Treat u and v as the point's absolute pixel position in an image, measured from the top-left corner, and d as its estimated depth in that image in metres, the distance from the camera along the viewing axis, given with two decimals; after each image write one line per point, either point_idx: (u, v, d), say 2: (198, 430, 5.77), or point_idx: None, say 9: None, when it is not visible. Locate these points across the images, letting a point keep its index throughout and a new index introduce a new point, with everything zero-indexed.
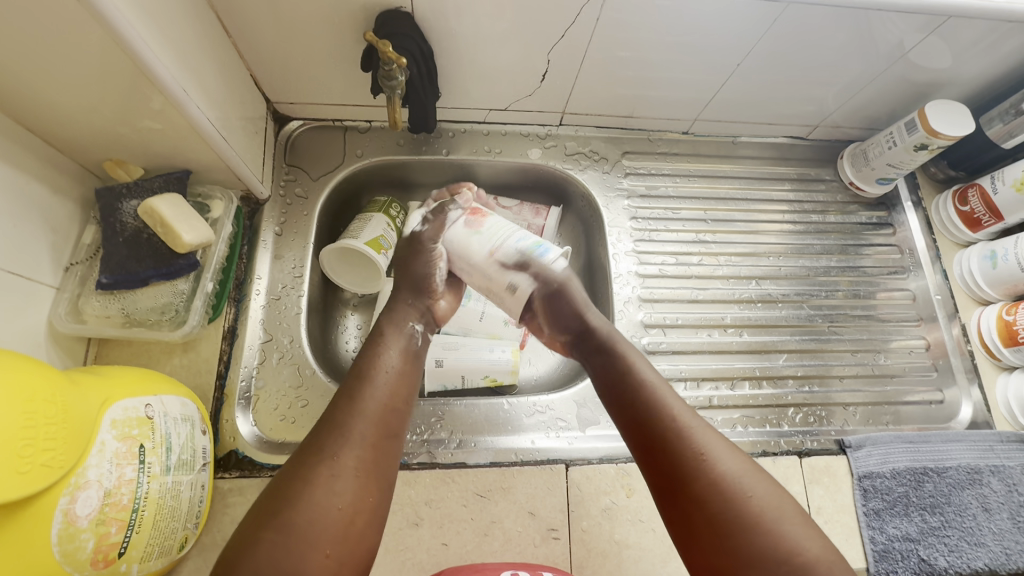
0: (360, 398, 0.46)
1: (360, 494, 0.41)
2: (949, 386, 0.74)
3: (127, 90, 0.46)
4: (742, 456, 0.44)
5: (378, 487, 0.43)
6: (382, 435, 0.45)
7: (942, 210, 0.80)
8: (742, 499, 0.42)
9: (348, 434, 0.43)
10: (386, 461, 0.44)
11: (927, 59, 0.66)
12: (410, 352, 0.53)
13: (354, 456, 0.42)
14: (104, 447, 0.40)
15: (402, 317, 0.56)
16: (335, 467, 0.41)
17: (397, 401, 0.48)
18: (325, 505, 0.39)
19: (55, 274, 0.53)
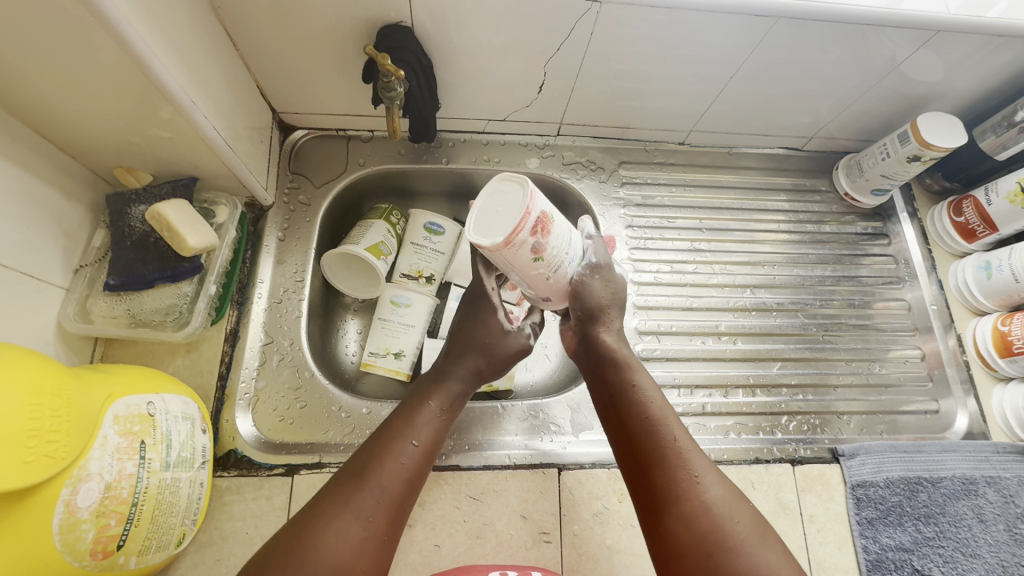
0: (400, 458, 0.47)
1: (380, 556, 0.43)
2: (945, 396, 0.74)
3: (137, 99, 0.48)
4: (727, 484, 0.46)
5: (392, 548, 0.45)
6: (409, 502, 0.47)
7: (937, 221, 0.81)
8: (700, 493, 0.45)
9: (382, 494, 0.45)
10: (402, 521, 0.46)
11: (919, 72, 0.67)
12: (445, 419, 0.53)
13: (382, 518, 0.44)
14: (106, 441, 0.41)
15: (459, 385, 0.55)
16: (366, 526, 0.43)
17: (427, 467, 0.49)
18: (348, 557, 0.41)
19: (65, 276, 0.55)
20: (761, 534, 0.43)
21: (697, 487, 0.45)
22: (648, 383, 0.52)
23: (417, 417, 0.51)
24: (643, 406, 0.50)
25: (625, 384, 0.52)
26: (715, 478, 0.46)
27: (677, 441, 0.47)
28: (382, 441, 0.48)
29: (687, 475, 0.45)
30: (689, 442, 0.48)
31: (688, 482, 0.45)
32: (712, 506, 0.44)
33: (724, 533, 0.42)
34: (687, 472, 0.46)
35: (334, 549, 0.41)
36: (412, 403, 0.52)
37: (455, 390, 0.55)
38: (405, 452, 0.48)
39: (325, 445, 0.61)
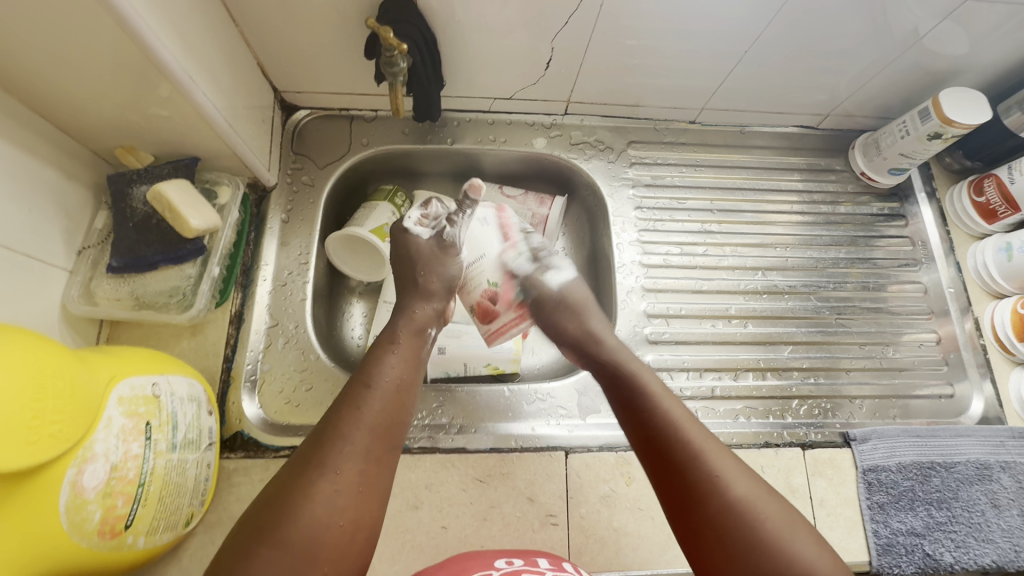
0: (365, 405, 0.47)
1: (361, 508, 0.43)
2: (960, 380, 0.73)
3: (136, 76, 0.47)
4: (753, 480, 0.45)
5: (380, 499, 0.45)
6: (384, 450, 0.46)
7: (957, 200, 0.78)
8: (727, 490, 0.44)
9: (349, 445, 0.44)
10: (388, 472, 0.46)
11: (943, 44, 0.65)
12: (415, 358, 0.53)
13: (354, 471, 0.43)
14: (111, 422, 0.41)
15: (422, 322, 0.56)
16: (336, 480, 0.43)
17: (399, 411, 0.49)
18: (325, 519, 0.41)
19: (68, 257, 0.54)
20: (791, 532, 0.42)
21: (720, 486, 0.44)
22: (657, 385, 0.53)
23: (377, 365, 0.50)
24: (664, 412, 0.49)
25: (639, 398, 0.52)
26: (734, 466, 0.45)
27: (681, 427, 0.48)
28: (343, 395, 0.48)
29: (707, 472, 0.45)
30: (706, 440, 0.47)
31: (709, 479, 0.44)
32: (741, 505, 0.43)
33: (755, 531, 0.41)
34: (709, 470, 0.45)
35: (310, 515, 0.40)
36: (372, 352, 0.52)
37: (412, 326, 0.56)
38: (366, 401, 0.47)
39: None
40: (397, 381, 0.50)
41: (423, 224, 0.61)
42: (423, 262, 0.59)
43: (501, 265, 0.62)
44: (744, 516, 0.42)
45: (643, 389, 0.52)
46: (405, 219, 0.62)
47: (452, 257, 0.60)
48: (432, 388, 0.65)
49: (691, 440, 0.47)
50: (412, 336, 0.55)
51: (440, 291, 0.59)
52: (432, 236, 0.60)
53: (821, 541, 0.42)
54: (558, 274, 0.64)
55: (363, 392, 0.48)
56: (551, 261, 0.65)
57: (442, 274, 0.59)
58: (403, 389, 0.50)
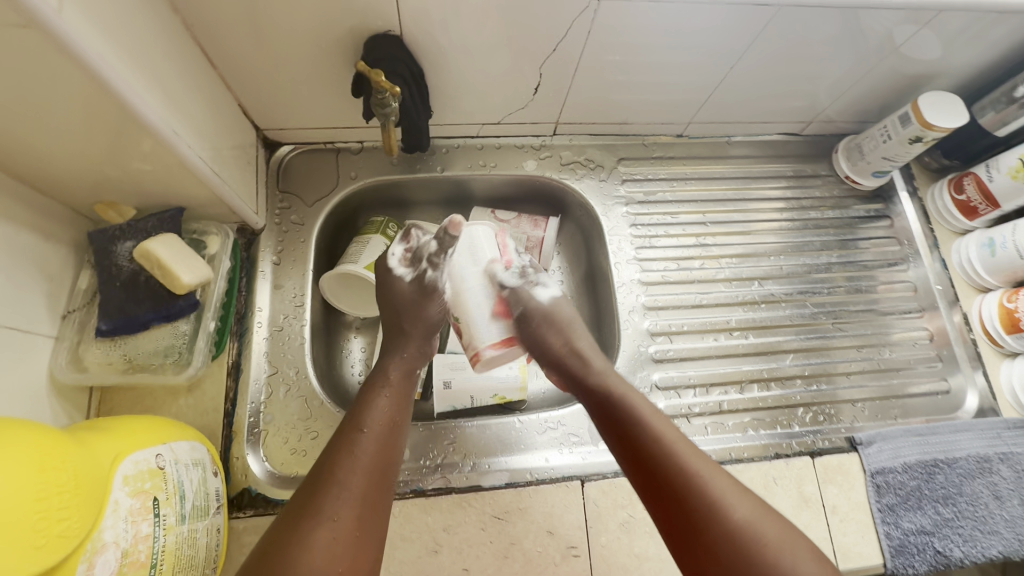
0: (359, 449, 0.48)
1: (358, 555, 0.43)
2: (954, 374, 0.75)
3: (116, 133, 0.45)
4: (751, 499, 0.45)
5: (376, 544, 0.46)
6: (379, 494, 0.47)
7: (938, 199, 0.80)
8: (727, 516, 0.44)
9: (345, 490, 0.45)
10: (382, 517, 0.47)
11: (918, 51, 0.66)
12: (405, 397, 0.55)
13: (350, 517, 0.44)
14: (118, 505, 0.39)
15: (409, 363, 0.57)
16: (333, 528, 0.43)
17: (391, 453, 0.50)
18: (324, 569, 0.41)
19: (53, 323, 0.51)
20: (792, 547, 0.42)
21: (731, 520, 0.43)
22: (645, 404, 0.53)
23: (369, 408, 0.52)
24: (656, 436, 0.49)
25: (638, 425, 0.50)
26: (731, 486, 0.46)
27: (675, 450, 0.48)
28: (335, 441, 0.49)
29: (707, 499, 0.45)
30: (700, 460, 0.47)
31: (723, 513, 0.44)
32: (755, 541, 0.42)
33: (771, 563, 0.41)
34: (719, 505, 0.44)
35: (310, 566, 0.41)
36: (361, 394, 0.53)
37: (403, 367, 0.57)
38: (360, 445, 0.48)
39: None
40: (388, 422, 0.51)
41: (407, 266, 0.61)
42: (405, 303, 0.59)
43: (489, 276, 0.58)
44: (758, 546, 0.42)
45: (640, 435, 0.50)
46: (390, 257, 0.61)
47: (438, 303, 0.59)
48: (441, 423, 0.64)
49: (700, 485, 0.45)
50: (401, 377, 0.56)
51: (426, 335, 0.59)
52: (414, 279, 0.60)
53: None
54: (548, 289, 0.61)
55: (356, 436, 0.49)
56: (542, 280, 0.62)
57: (427, 321, 0.59)
58: (395, 431, 0.51)
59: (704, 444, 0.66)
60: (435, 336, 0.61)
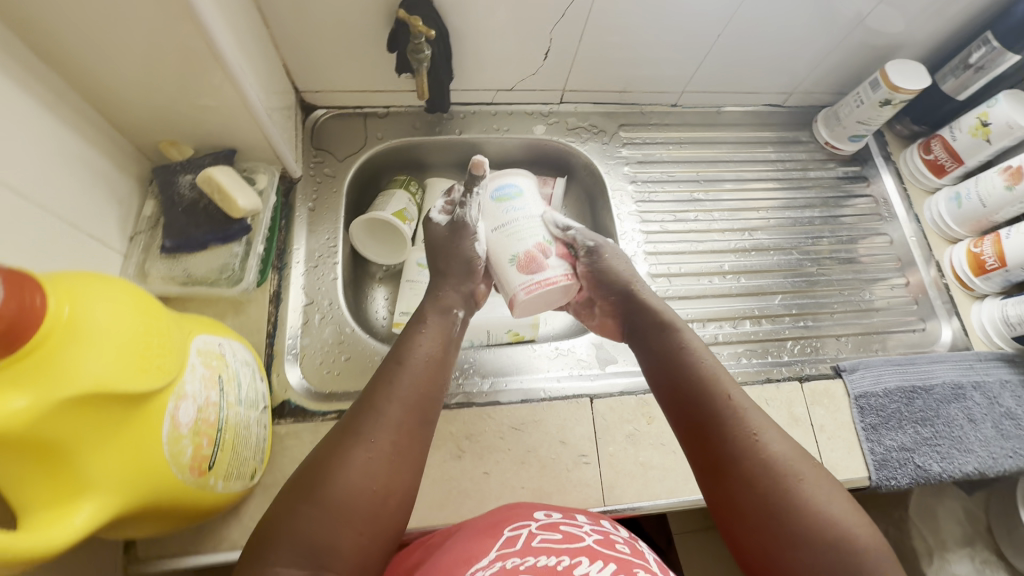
0: (396, 382, 0.53)
1: (394, 477, 0.48)
2: (931, 317, 0.81)
3: (194, 67, 0.52)
4: (797, 450, 0.48)
5: (411, 470, 0.50)
6: (415, 424, 0.51)
7: (910, 161, 0.88)
8: (764, 458, 0.47)
9: (383, 418, 0.50)
10: (419, 447, 0.51)
11: (882, 22, 0.75)
12: (446, 337, 0.59)
13: (388, 443, 0.49)
14: (194, 369, 0.45)
15: (448, 302, 0.62)
16: (371, 450, 0.48)
17: (428, 387, 0.54)
18: (361, 486, 0.46)
19: (122, 242, 0.58)
20: (829, 499, 0.45)
21: (760, 454, 0.47)
22: (706, 353, 0.56)
23: (408, 346, 0.56)
24: (709, 380, 0.53)
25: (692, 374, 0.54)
26: (779, 436, 0.49)
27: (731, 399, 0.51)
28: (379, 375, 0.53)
29: (747, 441, 0.48)
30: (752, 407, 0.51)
31: (755, 451, 0.48)
32: (787, 473, 0.46)
33: (791, 497, 0.45)
34: (753, 443, 0.48)
35: (348, 480, 0.46)
36: (402, 334, 0.58)
37: (439, 308, 0.61)
38: (397, 377, 0.53)
39: None
40: (426, 358, 0.55)
41: (445, 211, 0.66)
42: (443, 246, 0.64)
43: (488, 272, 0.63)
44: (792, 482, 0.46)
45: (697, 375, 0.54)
46: (430, 210, 0.66)
47: (469, 240, 0.63)
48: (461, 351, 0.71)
49: (751, 434, 0.49)
50: (439, 317, 0.60)
51: (462, 272, 0.63)
52: (447, 223, 0.64)
53: (856, 510, 0.45)
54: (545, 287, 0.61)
55: (395, 369, 0.54)
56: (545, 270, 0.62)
57: (459, 258, 0.63)
58: (431, 366, 0.55)
59: None
60: (472, 279, 0.64)
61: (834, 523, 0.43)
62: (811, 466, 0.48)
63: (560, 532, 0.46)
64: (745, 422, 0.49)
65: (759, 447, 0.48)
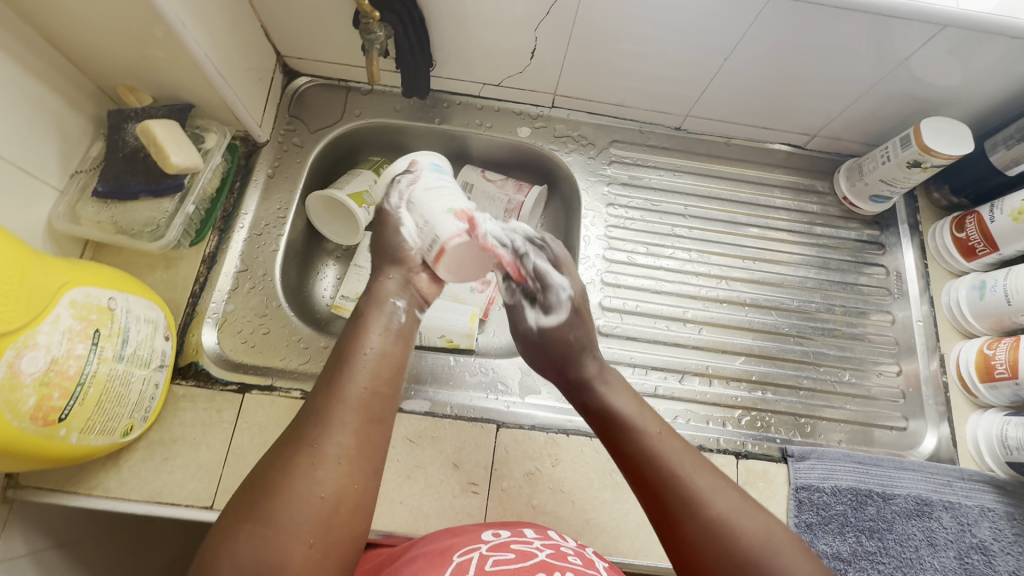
0: (345, 381, 0.46)
1: (349, 485, 0.41)
2: (916, 417, 0.71)
3: (139, 19, 0.52)
4: (735, 488, 0.45)
5: (369, 483, 0.43)
6: (371, 428, 0.45)
7: (938, 236, 0.76)
8: (705, 503, 0.43)
9: (331, 424, 0.43)
10: (375, 449, 0.44)
11: (928, 69, 0.64)
12: (393, 331, 0.52)
13: (337, 448, 0.42)
14: (58, 320, 0.45)
15: (386, 293, 0.54)
16: (319, 458, 0.41)
17: (386, 390, 0.48)
18: (311, 503, 0.39)
19: (61, 177, 0.59)
20: (772, 534, 0.42)
21: (698, 497, 0.43)
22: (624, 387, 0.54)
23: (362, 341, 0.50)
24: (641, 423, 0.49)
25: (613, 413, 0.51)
26: (709, 474, 0.45)
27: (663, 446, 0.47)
28: (327, 377, 0.47)
29: (684, 483, 0.45)
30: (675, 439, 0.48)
31: (685, 495, 0.44)
32: (723, 517, 0.42)
33: (736, 538, 0.41)
34: (691, 489, 0.44)
35: (292, 498, 0.39)
36: (351, 325, 0.51)
37: (374, 294, 0.54)
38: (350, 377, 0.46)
39: (281, 369, 0.65)
40: (381, 351, 0.49)
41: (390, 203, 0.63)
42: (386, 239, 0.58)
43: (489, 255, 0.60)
44: (732, 526, 0.42)
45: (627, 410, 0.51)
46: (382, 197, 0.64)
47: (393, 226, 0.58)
48: None
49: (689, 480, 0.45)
50: (379, 308, 0.53)
51: (393, 255, 0.57)
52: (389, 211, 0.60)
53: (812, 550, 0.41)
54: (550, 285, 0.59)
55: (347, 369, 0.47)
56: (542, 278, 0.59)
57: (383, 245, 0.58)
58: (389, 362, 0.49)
59: None
60: (406, 266, 0.57)
61: (781, 565, 0.40)
62: (749, 499, 0.44)
63: (513, 550, 0.42)
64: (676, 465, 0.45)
65: (695, 493, 0.44)
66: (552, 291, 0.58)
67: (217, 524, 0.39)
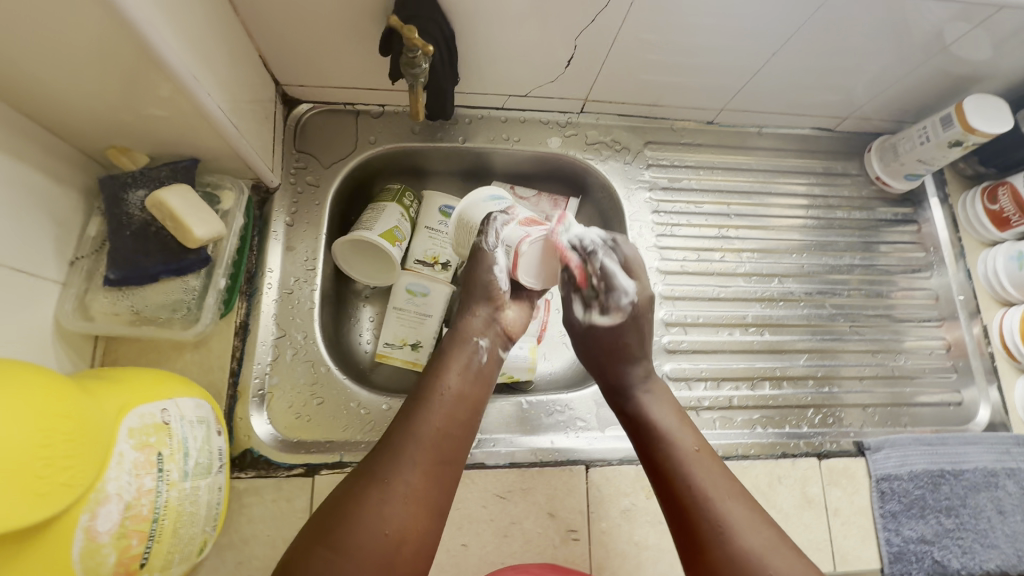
0: (419, 416, 0.47)
1: (415, 519, 0.43)
2: (967, 387, 0.74)
3: (134, 77, 0.43)
4: (769, 529, 0.45)
5: (431, 519, 0.44)
6: (439, 468, 0.45)
7: (969, 207, 0.78)
8: (735, 540, 0.44)
9: (401, 458, 0.44)
10: (442, 490, 0.45)
11: (970, 50, 0.63)
12: (471, 371, 0.52)
13: (406, 483, 0.43)
14: (122, 458, 0.39)
15: (466, 330, 0.54)
16: (388, 490, 0.42)
17: (453, 426, 0.48)
18: (381, 537, 0.41)
19: (60, 269, 0.50)
20: None
21: (729, 533, 0.44)
22: (671, 411, 0.53)
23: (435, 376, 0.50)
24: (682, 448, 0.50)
25: (656, 432, 0.52)
26: (746, 513, 0.45)
27: (703, 478, 0.47)
28: (404, 410, 0.48)
29: (717, 518, 0.45)
30: (715, 467, 0.49)
31: (717, 527, 0.45)
32: (750, 554, 0.43)
33: None
34: (725, 525, 0.45)
35: (364, 527, 0.41)
36: (429, 363, 0.52)
37: (457, 334, 0.54)
38: (421, 412, 0.47)
39: (345, 442, 0.59)
40: (456, 393, 0.49)
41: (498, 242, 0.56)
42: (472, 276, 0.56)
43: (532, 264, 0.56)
44: (760, 563, 0.43)
45: (664, 432, 0.51)
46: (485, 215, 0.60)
47: (486, 265, 0.55)
48: None
49: (723, 516, 0.45)
50: (458, 345, 0.53)
51: (482, 294, 0.55)
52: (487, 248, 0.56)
53: None
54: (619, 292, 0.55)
55: (419, 403, 0.48)
56: (612, 295, 0.55)
57: (472, 280, 0.55)
58: (460, 401, 0.49)
59: (711, 437, 0.66)
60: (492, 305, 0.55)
61: None
62: (784, 544, 0.44)
63: None
64: (712, 499, 0.46)
65: (726, 530, 0.44)
66: (615, 295, 0.55)
67: (297, 541, 0.41)
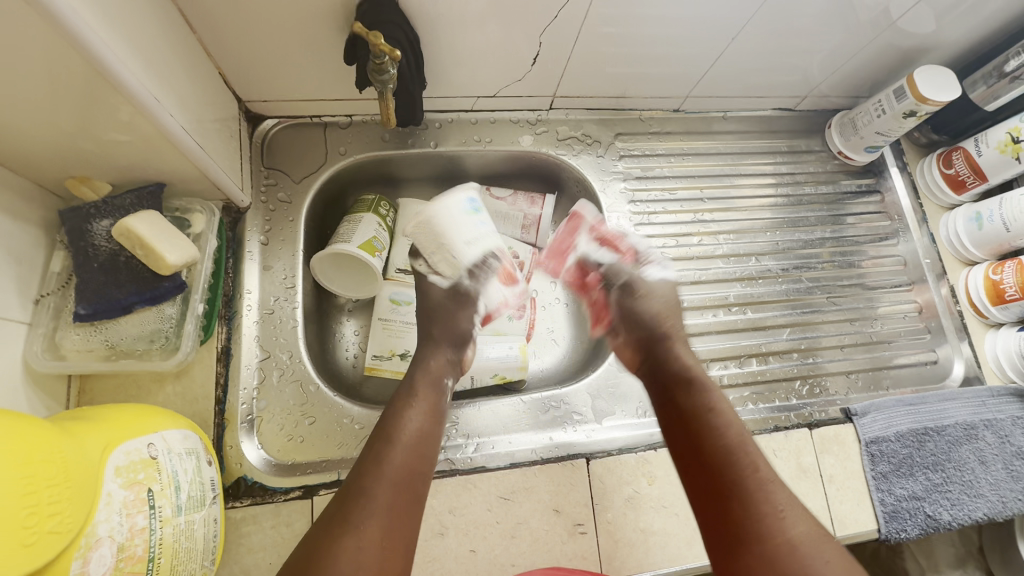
0: (390, 453, 0.45)
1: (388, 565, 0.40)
2: (941, 345, 0.77)
3: (90, 102, 0.41)
4: (820, 527, 0.40)
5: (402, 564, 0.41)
6: (410, 509, 0.43)
7: (927, 174, 0.81)
8: (784, 529, 0.40)
9: (372, 500, 0.41)
10: (411, 535, 0.43)
11: (916, 24, 0.66)
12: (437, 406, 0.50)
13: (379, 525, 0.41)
14: (110, 499, 0.37)
15: (434, 368, 0.53)
16: (360, 534, 0.39)
17: (424, 462, 0.46)
18: None
19: (25, 308, 0.48)
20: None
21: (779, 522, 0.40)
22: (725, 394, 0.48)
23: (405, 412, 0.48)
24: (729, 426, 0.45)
25: (699, 408, 0.47)
26: (795, 505, 0.41)
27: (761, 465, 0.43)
28: (372, 448, 0.45)
29: (768, 507, 0.40)
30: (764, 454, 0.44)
31: (765, 517, 0.40)
32: (799, 546, 0.39)
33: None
34: (776, 515, 0.40)
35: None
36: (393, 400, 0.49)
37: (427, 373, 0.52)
38: (393, 450, 0.45)
39: (342, 460, 0.58)
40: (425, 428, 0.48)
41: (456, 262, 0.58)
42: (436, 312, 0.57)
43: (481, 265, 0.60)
44: (808, 556, 0.38)
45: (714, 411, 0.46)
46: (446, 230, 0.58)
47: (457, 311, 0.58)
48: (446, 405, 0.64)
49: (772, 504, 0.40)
50: (425, 381, 0.51)
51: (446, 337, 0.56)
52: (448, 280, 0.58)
53: None
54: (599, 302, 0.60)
55: (390, 440, 0.46)
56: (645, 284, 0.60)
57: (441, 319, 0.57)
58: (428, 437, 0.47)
59: None
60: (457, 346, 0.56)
61: None
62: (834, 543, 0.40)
63: None
64: (760, 484, 0.42)
65: (777, 519, 0.40)
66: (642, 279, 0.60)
67: None
